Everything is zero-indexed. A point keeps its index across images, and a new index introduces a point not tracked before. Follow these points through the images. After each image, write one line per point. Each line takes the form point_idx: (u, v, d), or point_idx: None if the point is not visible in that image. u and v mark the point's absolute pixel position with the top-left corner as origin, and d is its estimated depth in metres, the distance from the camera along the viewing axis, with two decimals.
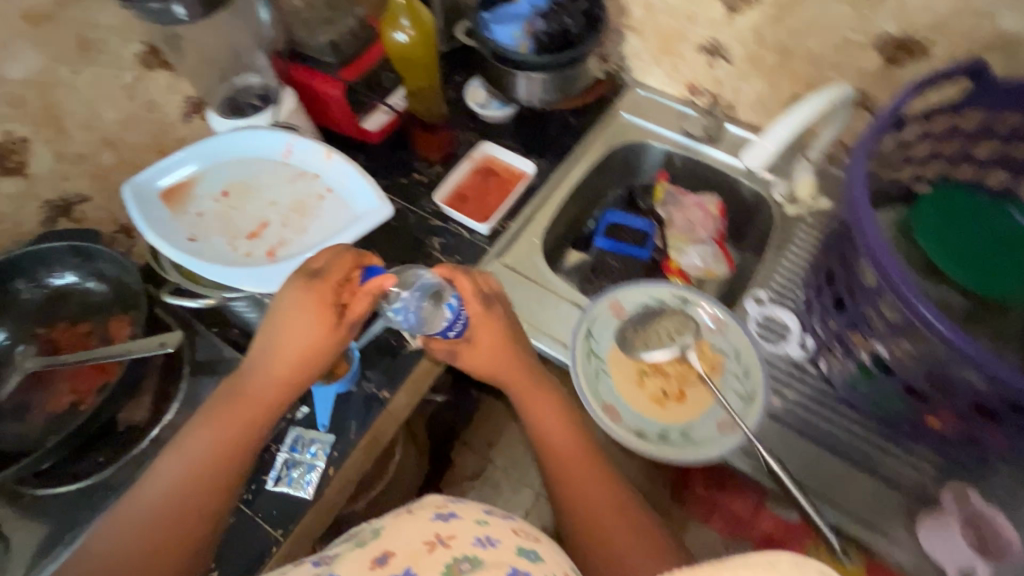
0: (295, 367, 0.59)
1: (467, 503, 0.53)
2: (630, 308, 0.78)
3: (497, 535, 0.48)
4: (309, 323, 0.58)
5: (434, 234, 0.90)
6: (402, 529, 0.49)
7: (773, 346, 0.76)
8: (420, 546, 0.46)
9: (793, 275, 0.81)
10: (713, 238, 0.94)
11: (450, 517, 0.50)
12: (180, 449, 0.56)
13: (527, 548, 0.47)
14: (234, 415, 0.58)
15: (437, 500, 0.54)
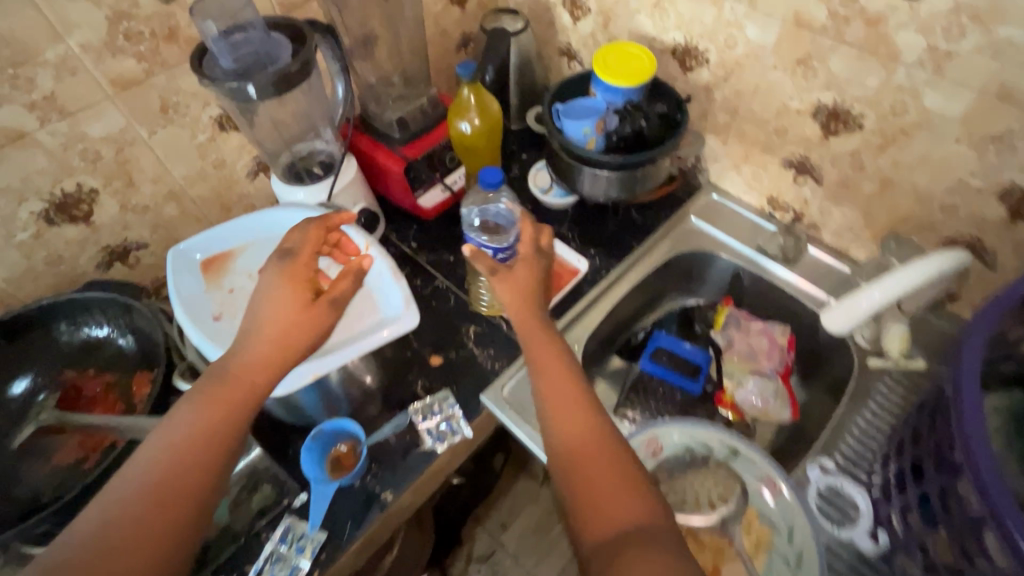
0: (273, 349, 0.54)
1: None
2: (669, 452, 0.69)
3: None
4: (286, 299, 0.56)
5: (472, 321, 0.86)
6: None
7: (836, 529, 0.64)
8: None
9: (867, 444, 0.69)
10: (777, 372, 0.83)
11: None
12: (144, 451, 0.49)
13: None
14: (211, 413, 0.51)
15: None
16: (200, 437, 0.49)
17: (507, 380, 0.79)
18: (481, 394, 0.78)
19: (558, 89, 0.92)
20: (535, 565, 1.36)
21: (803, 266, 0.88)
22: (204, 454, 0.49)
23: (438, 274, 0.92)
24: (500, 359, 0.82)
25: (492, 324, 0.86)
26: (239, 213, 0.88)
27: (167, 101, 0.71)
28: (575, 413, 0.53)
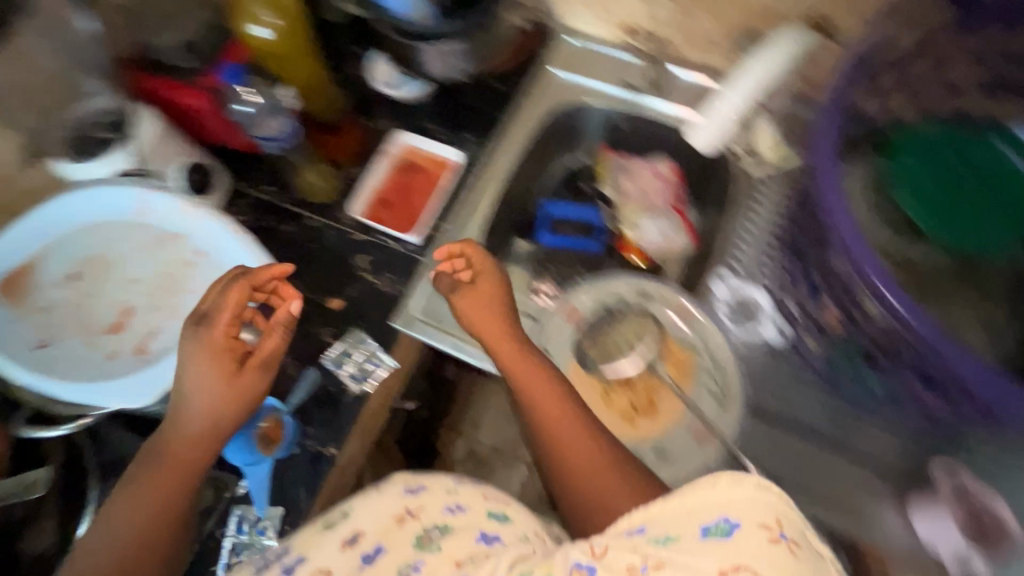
0: (207, 424, 0.57)
1: (433, 474, 0.60)
2: (586, 311, 0.68)
3: (466, 501, 0.57)
4: (214, 377, 0.56)
5: (360, 252, 0.80)
6: (370, 507, 0.57)
7: (745, 331, 0.69)
8: (389, 522, 0.55)
9: (762, 245, 0.73)
10: (671, 206, 0.84)
11: (420, 490, 0.58)
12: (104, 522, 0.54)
13: (495, 511, 0.56)
14: (162, 473, 0.55)
15: (404, 474, 0.61)
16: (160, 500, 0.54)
17: (413, 300, 0.76)
18: (391, 322, 0.75)
19: None
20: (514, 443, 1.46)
21: (672, 92, 0.85)
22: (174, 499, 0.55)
23: (307, 214, 0.82)
24: (402, 282, 0.77)
25: (381, 247, 0.79)
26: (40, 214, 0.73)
27: None
28: (539, 394, 0.60)
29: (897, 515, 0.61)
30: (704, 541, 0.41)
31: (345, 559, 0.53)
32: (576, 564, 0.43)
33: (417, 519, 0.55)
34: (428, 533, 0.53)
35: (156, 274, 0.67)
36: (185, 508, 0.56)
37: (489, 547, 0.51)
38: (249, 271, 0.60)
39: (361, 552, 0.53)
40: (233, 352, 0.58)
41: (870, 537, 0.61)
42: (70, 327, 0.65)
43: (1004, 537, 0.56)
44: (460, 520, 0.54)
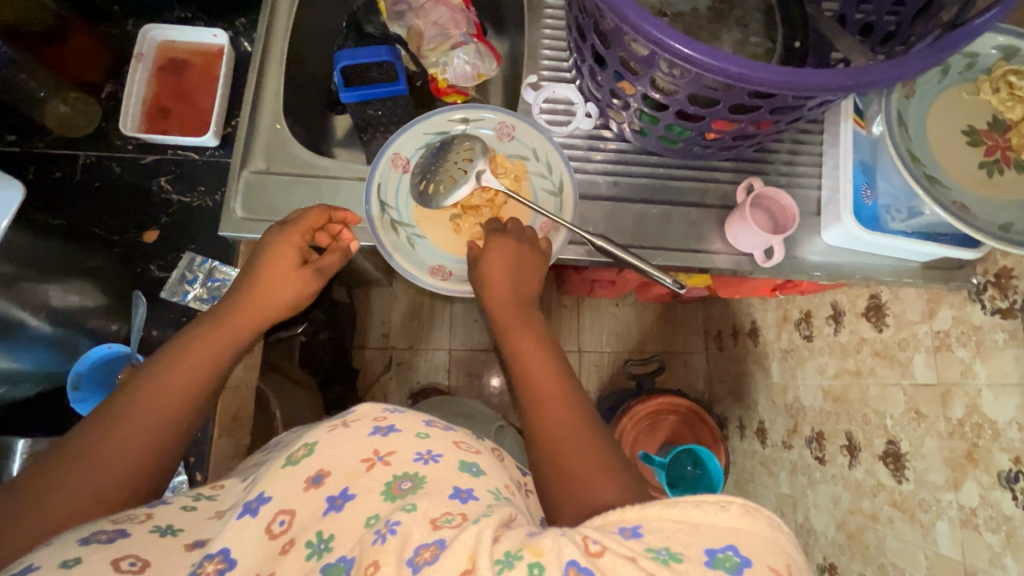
0: (252, 324, 0.58)
1: (408, 411, 0.49)
2: (413, 156, 0.70)
3: (438, 448, 0.45)
4: (277, 277, 0.60)
5: (157, 174, 0.71)
6: (339, 444, 0.44)
7: (564, 126, 0.73)
8: (357, 465, 0.43)
9: (557, 42, 0.75)
10: (470, 34, 0.81)
11: (389, 431, 0.46)
12: (128, 398, 0.49)
13: (468, 462, 0.44)
14: (202, 351, 0.54)
15: (379, 407, 0.49)
16: (191, 380, 0.52)
17: (233, 203, 0.68)
18: (221, 232, 0.67)
19: None
20: (426, 337, 1.50)
21: None
22: (201, 387, 0.53)
23: (76, 152, 0.71)
24: (216, 191, 0.71)
25: (180, 162, 0.71)
26: None
27: None
28: (536, 359, 0.57)
29: (720, 239, 0.71)
30: (713, 569, 0.34)
31: (313, 502, 0.41)
32: (572, 563, 0.33)
33: (388, 464, 0.43)
34: (399, 481, 0.41)
35: None
36: (203, 410, 0.53)
37: (465, 506, 0.39)
38: (336, 207, 0.64)
39: (328, 494, 0.41)
40: (301, 260, 0.62)
41: (700, 264, 0.70)
42: None
43: (786, 217, 0.67)
44: (432, 470, 0.42)
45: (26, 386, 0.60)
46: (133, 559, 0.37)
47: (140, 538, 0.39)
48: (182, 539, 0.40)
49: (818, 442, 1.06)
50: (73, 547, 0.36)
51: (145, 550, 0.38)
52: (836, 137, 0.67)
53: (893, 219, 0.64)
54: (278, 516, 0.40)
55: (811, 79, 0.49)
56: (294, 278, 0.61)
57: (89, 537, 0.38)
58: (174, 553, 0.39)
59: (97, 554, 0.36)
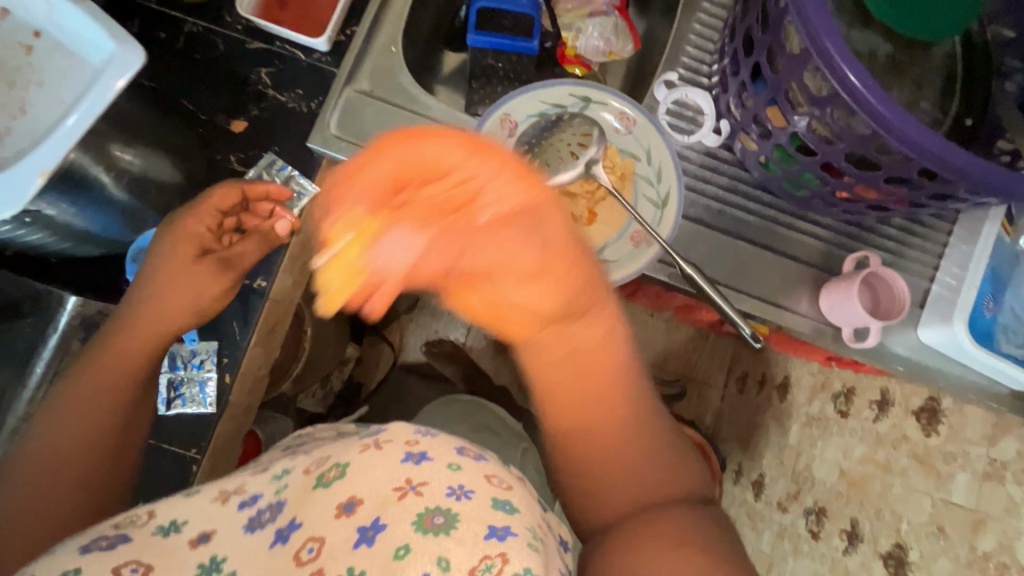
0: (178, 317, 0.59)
1: (443, 437, 0.48)
2: (522, 123, 0.66)
3: (471, 482, 0.42)
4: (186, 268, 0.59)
5: (258, 64, 0.68)
6: (372, 468, 0.43)
7: (685, 136, 0.67)
8: (389, 493, 0.41)
9: (706, 44, 0.68)
10: (614, 6, 0.75)
11: (421, 459, 0.44)
12: (64, 414, 0.53)
13: (502, 498, 0.41)
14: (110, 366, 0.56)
15: (410, 429, 0.47)
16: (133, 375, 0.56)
17: (328, 116, 0.65)
18: (307, 142, 0.64)
19: None
20: None
21: None
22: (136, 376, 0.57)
23: (182, 18, 0.67)
24: (313, 98, 0.67)
25: (285, 58, 0.68)
26: None
27: None
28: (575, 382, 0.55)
29: (809, 302, 0.66)
30: None
31: (342, 531, 0.40)
32: None
33: (421, 496, 0.40)
34: (432, 514, 0.39)
35: None
36: (146, 383, 0.58)
37: (503, 547, 0.37)
38: (253, 184, 0.62)
39: (359, 524, 0.40)
40: (201, 247, 0.60)
41: (780, 322, 0.66)
42: None
43: (895, 302, 0.61)
44: (466, 507, 0.40)
45: (90, 248, 0.60)
46: (134, 565, 0.38)
47: (142, 540, 0.41)
48: (185, 534, 0.42)
49: (818, 517, 1.00)
50: (73, 557, 0.39)
51: (149, 556, 0.39)
52: (974, 238, 0.63)
53: (1007, 341, 0.61)
54: (307, 543, 0.40)
55: (1001, 179, 0.44)
56: (201, 270, 0.60)
57: (91, 545, 0.40)
58: (180, 550, 0.41)
59: (97, 563, 0.38)
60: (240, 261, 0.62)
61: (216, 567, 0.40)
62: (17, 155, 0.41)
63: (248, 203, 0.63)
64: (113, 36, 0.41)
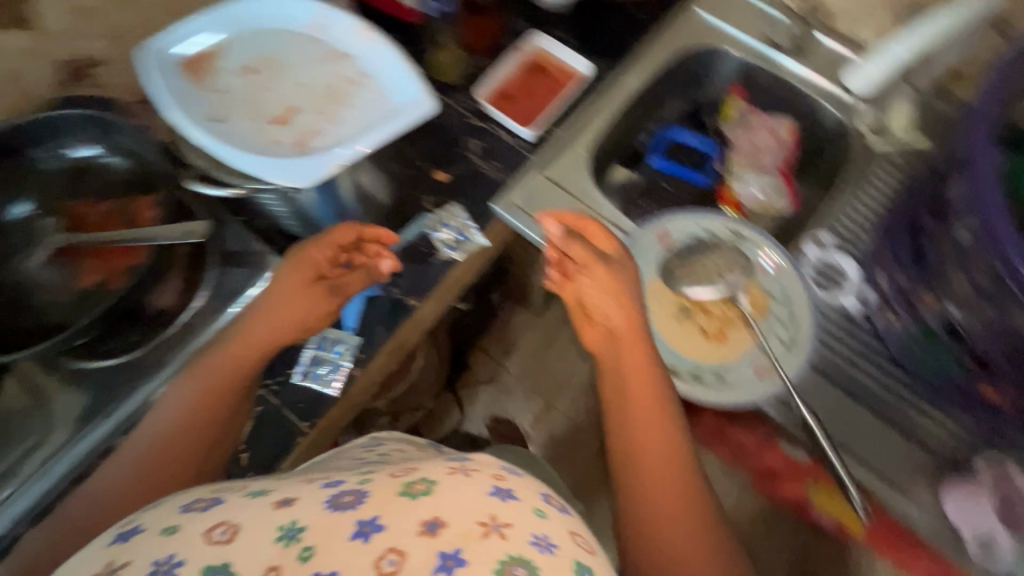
0: (279, 337, 0.62)
1: (528, 477, 0.45)
2: (677, 238, 0.73)
3: (554, 537, 0.39)
4: (296, 300, 0.63)
5: (474, 135, 0.82)
6: (459, 493, 0.40)
7: (826, 294, 0.71)
8: (473, 526, 0.37)
9: (863, 220, 0.74)
10: (778, 168, 0.85)
11: (507, 498, 0.41)
12: (177, 396, 0.59)
13: (585, 564, 0.38)
14: (196, 396, 0.59)
15: (496, 465, 0.45)
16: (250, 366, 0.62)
17: (516, 189, 0.79)
18: (491, 202, 0.78)
19: None
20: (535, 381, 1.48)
21: (813, 59, 0.85)
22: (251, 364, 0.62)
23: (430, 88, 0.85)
24: (508, 170, 0.80)
25: (495, 135, 0.82)
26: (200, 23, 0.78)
27: None
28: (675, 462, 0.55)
29: (930, 494, 0.62)
30: None
31: (424, 552, 0.35)
32: None
33: (504, 538, 0.37)
34: (513, 564, 0.35)
35: (326, 84, 0.58)
36: (249, 384, 0.62)
37: None
38: (368, 225, 0.66)
39: (439, 548, 0.36)
40: (318, 273, 0.65)
41: (895, 505, 0.62)
42: (233, 110, 0.57)
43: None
44: (548, 564, 0.36)
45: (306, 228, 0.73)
46: (223, 528, 0.38)
47: (233, 504, 0.41)
48: (272, 497, 0.41)
49: None
50: (175, 513, 0.41)
51: (238, 515, 0.39)
52: None
53: None
54: (387, 554, 0.35)
55: None
56: (313, 293, 0.64)
57: (191, 505, 0.42)
58: (263, 510, 0.40)
59: (193, 524, 0.39)
60: (344, 289, 0.66)
61: (295, 536, 0.37)
62: (324, 150, 0.54)
63: (361, 242, 0.67)
64: (422, 91, 0.55)
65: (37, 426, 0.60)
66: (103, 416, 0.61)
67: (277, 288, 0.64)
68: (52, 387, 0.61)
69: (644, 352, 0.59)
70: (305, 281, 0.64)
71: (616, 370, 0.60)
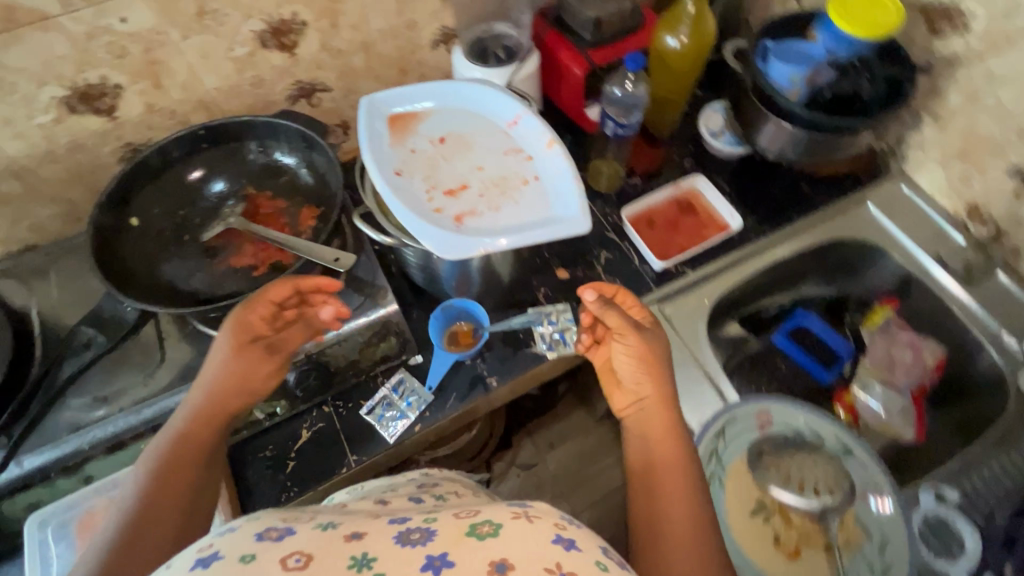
0: (230, 401, 0.58)
1: (588, 530, 0.46)
2: (776, 427, 0.68)
3: None
4: (240, 364, 0.58)
5: (605, 247, 0.85)
6: (523, 539, 0.41)
7: (932, 556, 0.63)
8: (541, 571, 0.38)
9: (999, 488, 0.65)
10: (911, 391, 0.80)
11: (569, 546, 0.42)
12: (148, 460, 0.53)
13: None
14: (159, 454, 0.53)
15: (558, 514, 0.46)
16: (220, 422, 0.57)
17: None
18: None
19: (773, 23, 0.84)
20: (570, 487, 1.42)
21: (983, 291, 0.79)
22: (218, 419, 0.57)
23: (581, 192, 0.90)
24: (626, 291, 0.82)
25: (624, 253, 0.84)
26: (413, 78, 0.90)
27: None
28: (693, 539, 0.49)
29: None
30: None
31: None
32: None
33: None
34: None
35: (498, 172, 0.62)
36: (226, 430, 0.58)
37: None
38: (306, 278, 0.61)
39: None
40: (255, 335, 0.60)
41: None
42: (414, 168, 0.63)
43: None
44: None
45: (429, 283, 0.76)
46: (298, 556, 0.39)
47: (303, 536, 0.42)
48: (341, 531, 0.43)
49: None
50: (251, 541, 0.40)
51: (310, 546, 0.40)
52: None
53: None
54: None
55: None
56: (254, 355, 0.59)
57: (264, 534, 0.41)
58: (335, 540, 0.41)
59: (268, 554, 0.39)
60: (280, 344, 0.62)
61: (366, 564, 0.39)
62: (475, 230, 0.58)
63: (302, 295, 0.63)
64: (580, 209, 0.58)
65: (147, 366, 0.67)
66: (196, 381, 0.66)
67: (220, 360, 0.58)
68: (173, 341, 0.69)
69: (669, 421, 0.58)
70: (246, 337, 0.59)
71: (640, 431, 0.59)
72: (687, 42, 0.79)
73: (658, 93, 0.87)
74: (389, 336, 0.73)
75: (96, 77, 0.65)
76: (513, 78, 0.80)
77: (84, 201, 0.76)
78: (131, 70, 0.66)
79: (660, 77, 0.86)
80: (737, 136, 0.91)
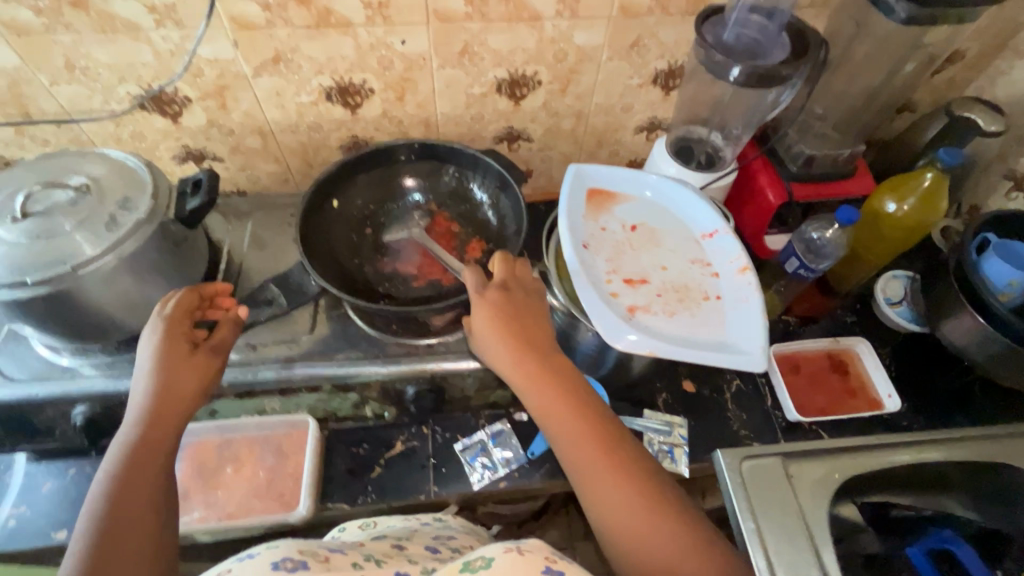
0: (177, 398, 0.54)
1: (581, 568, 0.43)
2: None
3: None
4: (180, 358, 0.55)
5: (738, 376, 0.83)
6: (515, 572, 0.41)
7: None
8: None
9: None
10: None
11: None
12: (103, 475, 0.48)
13: None
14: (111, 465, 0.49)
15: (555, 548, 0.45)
16: (178, 420, 0.53)
17: (750, 456, 0.73)
18: (718, 449, 0.74)
19: (995, 216, 0.79)
20: None
21: None
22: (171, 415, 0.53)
23: None
24: (749, 428, 0.78)
25: (756, 389, 0.82)
26: (604, 153, 0.93)
27: (639, 40, 0.75)
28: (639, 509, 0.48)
29: None
30: None
31: None
32: None
33: None
34: None
35: (681, 278, 0.62)
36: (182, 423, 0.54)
37: None
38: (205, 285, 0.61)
39: None
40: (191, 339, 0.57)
41: None
42: (601, 245, 0.64)
43: None
44: None
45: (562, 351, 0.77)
46: None
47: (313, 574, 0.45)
48: None
49: None
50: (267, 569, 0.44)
51: None
52: None
53: None
54: None
55: None
56: (193, 355, 0.56)
57: (280, 563, 0.45)
58: None
59: None
60: (221, 341, 0.59)
61: None
62: (646, 326, 0.58)
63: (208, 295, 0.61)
64: (759, 347, 0.56)
65: (295, 329, 0.73)
66: (331, 362, 0.70)
67: (156, 365, 0.54)
68: (323, 317, 0.74)
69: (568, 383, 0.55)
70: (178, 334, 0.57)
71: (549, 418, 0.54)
72: (914, 211, 0.76)
73: (858, 251, 0.83)
74: (506, 386, 0.73)
75: (359, 79, 0.74)
76: (710, 186, 0.80)
77: (297, 169, 0.85)
78: (387, 81, 0.75)
79: (866, 239, 0.82)
80: (916, 312, 0.85)
